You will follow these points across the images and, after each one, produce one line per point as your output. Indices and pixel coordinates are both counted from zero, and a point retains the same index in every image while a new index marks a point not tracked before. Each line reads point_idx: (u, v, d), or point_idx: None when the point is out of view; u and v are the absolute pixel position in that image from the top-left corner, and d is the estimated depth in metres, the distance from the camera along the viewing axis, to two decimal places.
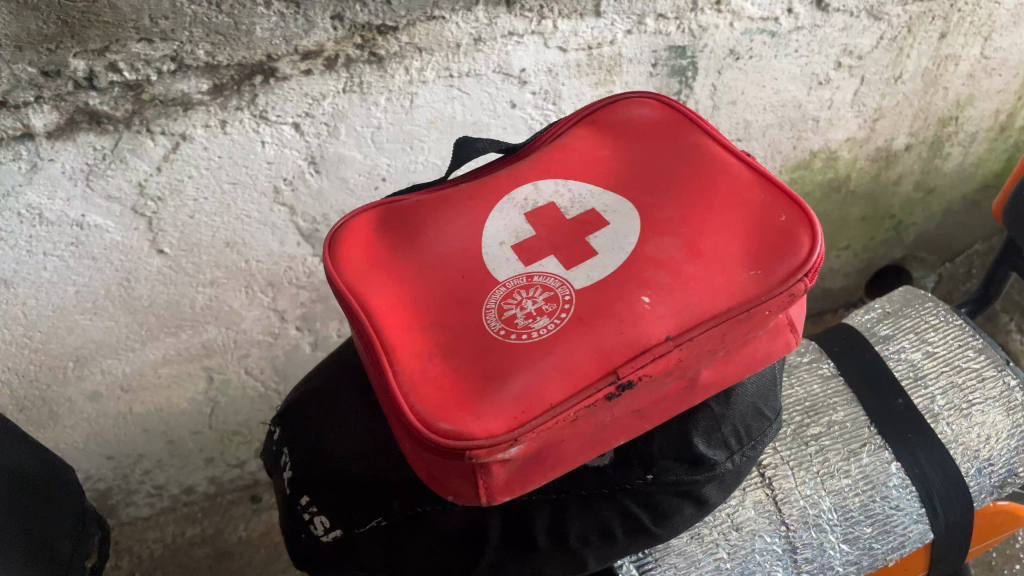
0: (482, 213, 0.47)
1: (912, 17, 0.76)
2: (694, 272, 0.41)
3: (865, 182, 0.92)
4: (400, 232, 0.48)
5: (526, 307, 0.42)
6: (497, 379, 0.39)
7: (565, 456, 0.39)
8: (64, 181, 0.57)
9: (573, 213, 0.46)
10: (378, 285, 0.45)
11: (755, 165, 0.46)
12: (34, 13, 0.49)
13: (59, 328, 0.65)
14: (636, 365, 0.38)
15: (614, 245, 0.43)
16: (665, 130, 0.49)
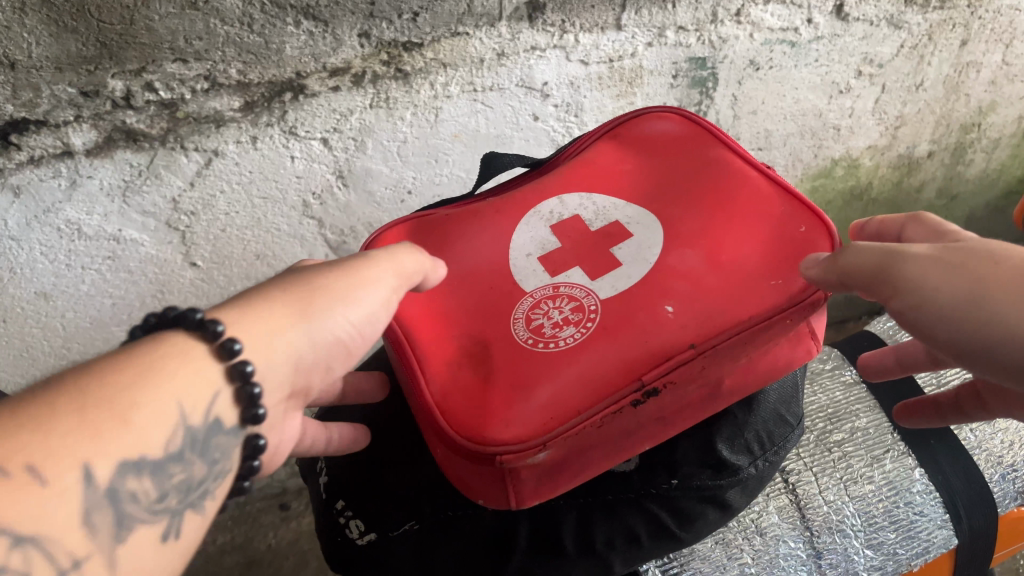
0: (509, 226, 0.48)
1: (933, 25, 0.76)
2: (717, 281, 0.42)
3: (887, 190, 0.91)
4: (429, 244, 0.49)
5: (553, 318, 0.43)
6: (525, 386, 0.40)
7: (594, 459, 0.40)
8: (102, 197, 0.59)
9: (596, 225, 0.47)
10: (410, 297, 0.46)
11: (778, 178, 0.47)
12: (74, 36, 0.51)
13: (96, 339, 0.66)
14: (660, 372, 0.39)
15: (637, 256, 0.44)
16: (687, 143, 0.50)
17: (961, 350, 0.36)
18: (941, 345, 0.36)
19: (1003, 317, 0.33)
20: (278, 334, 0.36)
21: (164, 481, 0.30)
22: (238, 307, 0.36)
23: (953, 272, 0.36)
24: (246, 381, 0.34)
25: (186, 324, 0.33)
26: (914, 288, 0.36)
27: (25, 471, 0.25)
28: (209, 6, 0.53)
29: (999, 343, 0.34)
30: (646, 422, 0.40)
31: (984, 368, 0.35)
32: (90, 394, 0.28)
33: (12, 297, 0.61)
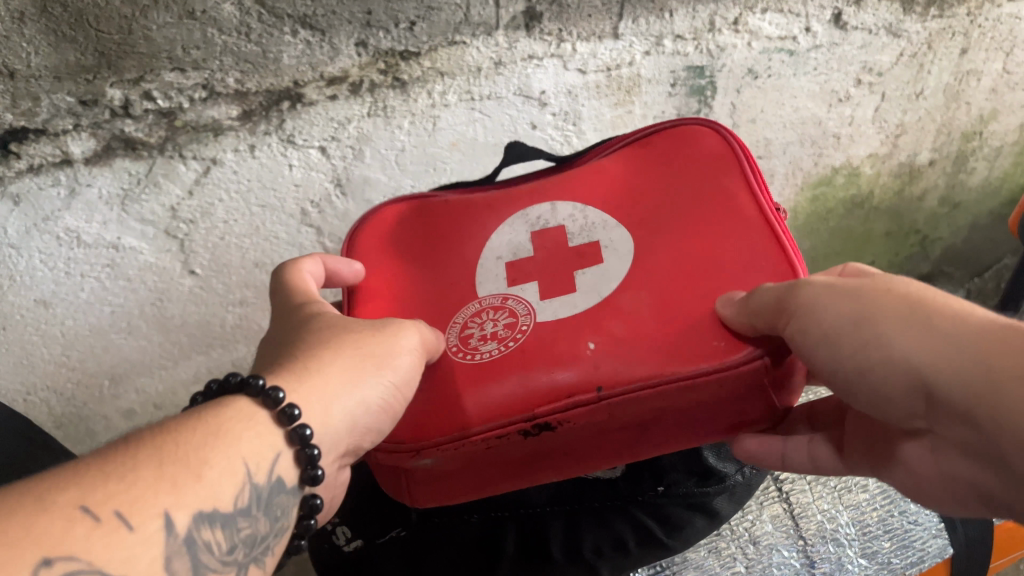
0: (476, 233, 0.51)
1: (932, 33, 0.76)
2: (652, 327, 0.42)
3: (888, 198, 0.91)
4: (415, 228, 0.52)
5: (488, 333, 0.45)
6: (436, 393, 0.43)
7: (482, 479, 0.43)
8: (101, 205, 0.59)
9: (576, 240, 0.48)
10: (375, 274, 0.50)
11: (774, 219, 0.44)
12: (73, 45, 0.51)
13: (96, 347, 0.66)
14: (551, 409, 0.40)
15: (592, 286, 0.45)
16: (710, 166, 0.49)
17: (845, 374, 0.35)
18: (826, 369, 0.36)
19: (881, 336, 0.33)
20: (334, 395, 0.36)
21: (234, 533, 0.30)
22: (291, 373, 0.36)
23: (846, 300, 0.35)
24: (305, 444, 0.34)
25: (249, 389, 0.34)
26: (806, 311, 0.36)
27: (114, 516, 0.26)
28: (207, 16, 0.53)
29: (877, 363, 0.33)
30: (540, 455, 0.42)
31: (864, 393, 0.35)
32: (172, 454, 0.29)
33: (12, 304, 0.61)
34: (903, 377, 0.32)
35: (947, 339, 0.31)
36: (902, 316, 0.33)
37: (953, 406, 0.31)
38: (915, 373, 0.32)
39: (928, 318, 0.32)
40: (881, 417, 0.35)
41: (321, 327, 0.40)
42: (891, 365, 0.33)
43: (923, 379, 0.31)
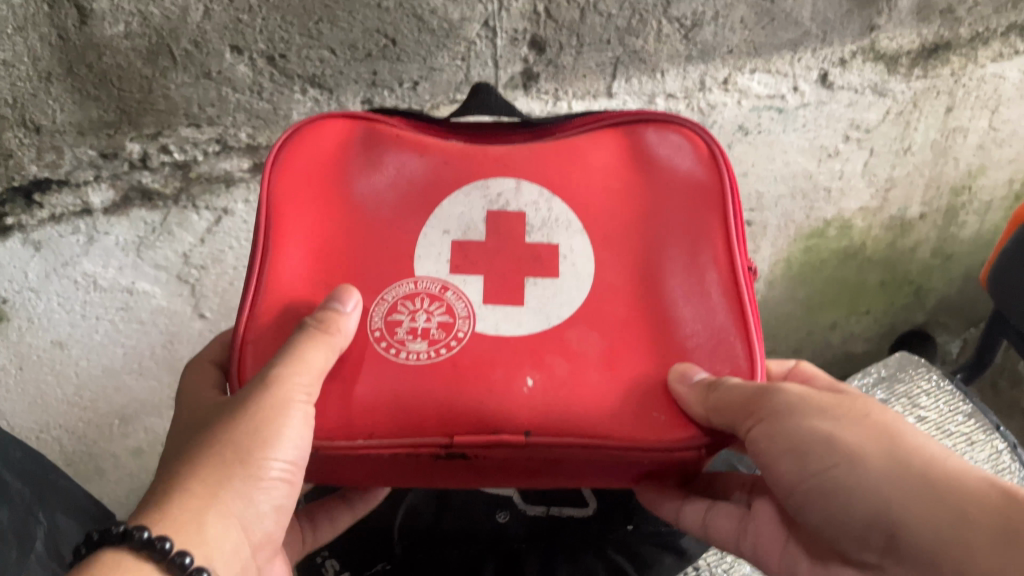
0: (413, 200, 0.49)
1: (917, 92, 0.79)
2: (596, 380, 0.44)
3: (881, 249, 0.93)
4: (356, 164, 0.50)
5: (418, 327, 0.45)
6: (347, 385, 0.44)
7: (370, 472, 0.46)
8: (118, 251, 0.63)
9: (533, 237, 0.48)
10: (299, 209, 0.48)
11: (741, 284, 0.47)
12: (96, 103, 0.56)
13: (107, 387, 0.69)
14: (471, 442, 0.42)
15: (541, 307, 0.46)
16: (691, 194, 0.50)
17: (811, 485, 0.41)
18: (792, 475, 0.42)
19: (858, 461, 0.39)
20: (201, 514, 0.38)
21: None
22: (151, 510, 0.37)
23: (831, 416, 0.41)
24: (172, 556, 0.35)
25: (110, 541, 0.35)
26: (790, 420, 0.41)
27: None
28: (222, 75, 0.57)
29: (848, 488, 0.39)
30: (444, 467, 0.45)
31: (823, 505, 0.40)
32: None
33: (30, 344, 0.64)
34: (870, 506, 0.38)
35: (915, 484, 0.37)
36: (877, 450, 0.39)
37: (908, 544, 0.37)
38: (883, 507, 0.38)
39: (903, 458, 0.38)
40: (830, 533, 0.41)
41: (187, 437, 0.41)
42: (861, 495, 0.38)
43: (890, 517, 0.37)
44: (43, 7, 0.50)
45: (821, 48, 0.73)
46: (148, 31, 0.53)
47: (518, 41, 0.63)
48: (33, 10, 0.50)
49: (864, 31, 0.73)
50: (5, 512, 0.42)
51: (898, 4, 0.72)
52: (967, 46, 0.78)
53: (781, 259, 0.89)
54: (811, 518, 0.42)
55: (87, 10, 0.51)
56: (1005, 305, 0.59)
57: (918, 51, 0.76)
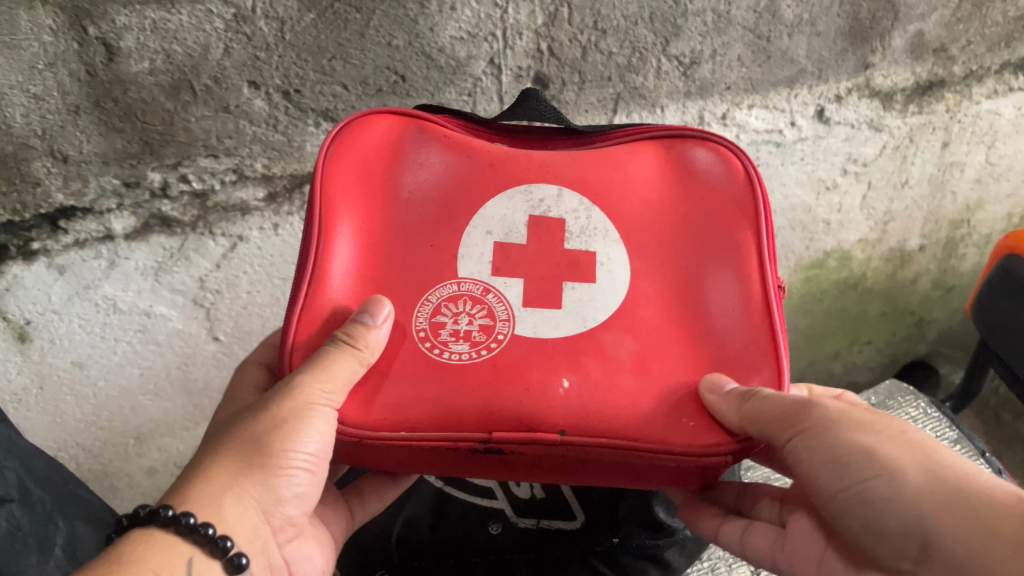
0: (449, 203, 0.48)
1: (913, 128, 0.82)
2: (630, 384, 0.44)
3: (881, 280, 0.94)
4: (396, 165, 0.48)
5: (460, 329, 0.44)
6: (382, 378, 0.43)
7: (405, 462, 0.45)
8: (137, 275, 0.65)
9: (570, 243, 0.47)
10: (343, 204, 0.46)
11: (774, 305, 0.46)
12: (121, 135, 0.59)
13: (123, 407, 0.71)
14: (508, 440, 0.42)
15: (581, 309, 0.45)
16: (730, 211, 0.48)
17: (845, 495, 0.39)
18: (826, 489, 0.40)
19: (894, 475, 0.37)
20: (221, 501, 0.38)
21: None
22: (178, 494, 0.38)
23: (863, 427, 0.39)
24: (195, 527, 0.36)
25: (137, 520, 0.37)
26: (820, 427, 0.40)
27: None
28: (240, 109, 0.60)
29: (885, 499, 0.37)
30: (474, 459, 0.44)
31: (858, 519, 0.38)
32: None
33: (50, 365, 0.66)
34: (906, 521, 0.36)
35: (952, 500, 0.35)
36: (913, 464, 0.37)
37: (947, 556, 0.34)
38: (919, 522, 0.36)
39: (939, 472, 0.36)
40: (867, 545, 0.39)
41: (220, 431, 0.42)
42: (898, 506, 0.36)
43: (925, 526, 0.35)
44: (72, 45, 0.53)
45: (817, 85, 0.75)
46: (171, 68, 0.57)
47: (522, 78, 0.66)
48: (63, 47, 0.53)
49: (859, 69, 0.76)
50: (27, 516, 0.43)
51: (891, 44, 0.75)
52: (960, 84, 0.81)
53: (782, 288, 0.90)
54: (847, 531, 0.40)
55: (115, 48, 0.54)
56: (993, 337, 0.60)
57: (912, 88, 0.79)
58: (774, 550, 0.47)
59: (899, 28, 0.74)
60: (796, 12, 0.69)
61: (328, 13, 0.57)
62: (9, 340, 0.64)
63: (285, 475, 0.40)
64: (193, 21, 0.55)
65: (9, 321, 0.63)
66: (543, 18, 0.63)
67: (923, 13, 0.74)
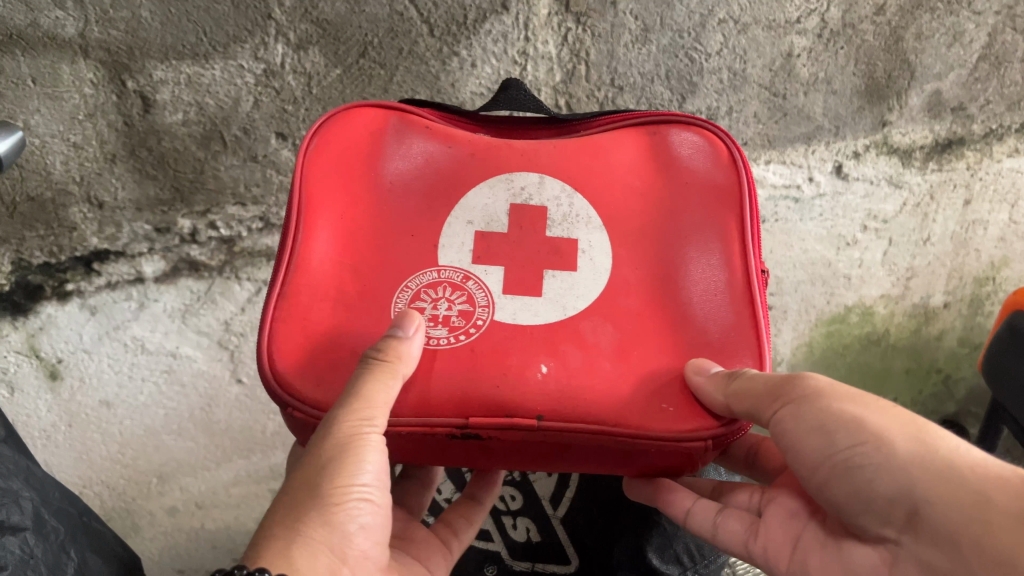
0: (433, 189, 0.48)
1: (933, 185, 0.83)
2: (608, 370, 0.43)
3: (905, 336, 0.91)
4: (379, 153, 0.48)
5: (440, 313, 0.44)
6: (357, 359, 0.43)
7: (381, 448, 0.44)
8: (165, 318, 0.67)
9: (553, 231, 0.47)
10: (325, 194, 0.46)
11: (755, 291, 0.46)
12: (154, 182, 0.62)
13: (147, 446, 0.70)
14: (485, 426, 0.41)
15: (560, 298, 0.45)
16: (709, 197, 0.48)
17: (828, 465, 0.38)
18: (812, 457, 0.39)
19: (883, 444, 0.37)
20: (289, 549, 0.35)
21: None
22: (248, 556, 0.35)
23: (849, 398, 0.39)
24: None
25: None
26: (806, 401, 0.39)
27: None
28: (267, 159, 0.63)
29: (870, 468, 0.37)
30: (451, 447, 0.43)
31: (845, 489, 0.38)
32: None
33: (79, 404, 0.67)
34: (898, 489, 0.36)
35: (944, 465, 0.35)
36: (903, 434, 0.37)
37: (937, 529, 0.34)
38: (909, 490, 0.35)
39: (929, 444, 0.36)
40: (846, 515, 0.39)
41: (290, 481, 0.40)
42: (886, 475, 0.36)
43: (913, 496, 0.35)
44: (111, 97, 0.58)
45: (834, 141, 0.77)
46: (202, 119, 0.61)
47: None
48: (103, 99, 0.58)
49: (876, 126, 0.77)
50: (41, 545, 0.45)
51: (908, 101, 0.77)
52: (981, 142, 0.83)
53: (803, 344, 0.88)
54: (829, 502, 0.39)
55: (151, 99, 0.59)
56: (1005, 396, 0.60)
57: (931, 146, 0.81)
58: (749, 532, 0.46)
59: (915, 87, 0.76)
60: (810, 70, 0.72)
61: (354, 69, 0.61)
62: (41, 378, 0.66)
63: (347, 513, 0.37)
64: (225, 75, 0.59)
65: (42, 359, 0.65)
66: (560, 75, 0.66)
67: (940, 72, 0.76)
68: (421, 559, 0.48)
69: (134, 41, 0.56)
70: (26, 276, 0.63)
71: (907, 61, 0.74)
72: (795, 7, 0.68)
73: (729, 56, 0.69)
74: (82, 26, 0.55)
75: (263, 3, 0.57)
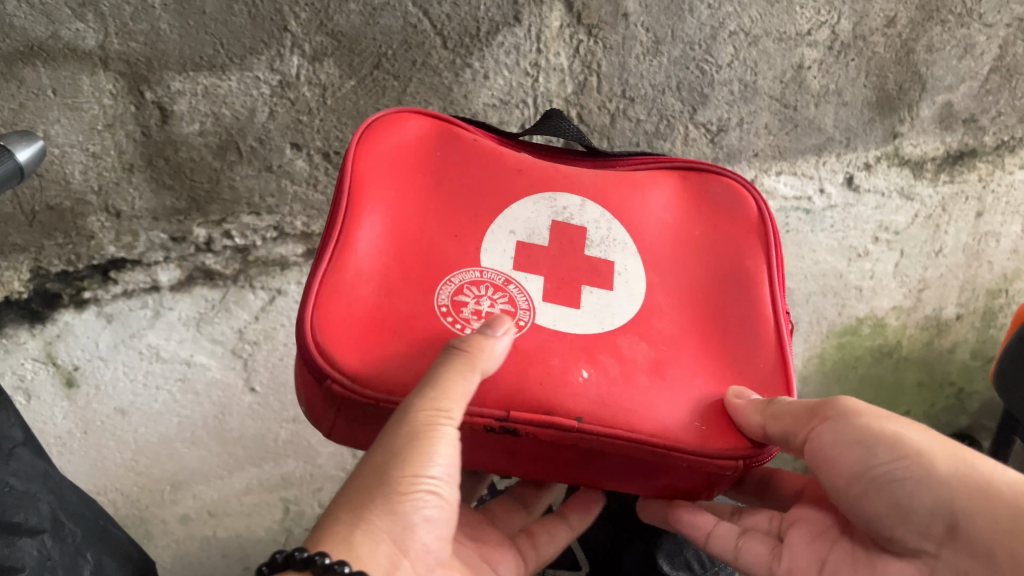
0: (476, 193, 0.48)
1: (945, 197, 0.83)
2: (645, 382, 0.43)
3: (918, 348, 0.90)
4: (426, 155, 0.48)
5: (482, 310, 0.44)
6: (399, 345, 0.42)
7: None
8: (180, 326, 0.67)
9: (592, 249, 0.48)
10: (375, 183, 0.46)
11: (781, 331, 0.48)
12: (171, 192, 0.63)
13: (160, 453, 0.69)
14: (526, 423, 0.40)
15: (600, 311, 0.45)
16: (735, 237, 0.51)
17: (866, 482, 0.40)
18: (848, 474, 0.41)
19: (923, 461, 0.39)
20: (358, 534, 0.35)
21: None
22: (319, 535, 0.36)
23: (884, 420, 0.41)
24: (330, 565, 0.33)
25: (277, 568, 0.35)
26: (844, 422, 0.41)
27: None
28: (282, 169, 0.64)
29: (911, 484, 0.39)
30: (482, 443, 0.42)
31: (882, 504, 0.40)
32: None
33: (94, 412, 0.67)
34: (935, 503, 0.38)
35: (980, 483, 0.38)
36: (940, 452, 0.39)
37: (979, 540, 0.37)
38: (947, 504, 0.38)
39: (966, 461, 0.39)
40: (880, 529, 0.41)
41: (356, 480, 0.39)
42: (928, 490, 0.38)
43: (953, 508, 0.38)
44: (130, 108, 0.59)
45: (845, 153, 0.77)
46: (218, 130, 0.61)
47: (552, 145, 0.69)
48: (121, 110, 0.59)
49: (888, 137, 0.78)
50: (58, 547, 0.46)
51: (919, 113, 0.77)
52: (993, 154, 0.83)
53: (816, 355, 0.87)
54: (863, 517, 0.41)
55: (168, 110, 0.60)
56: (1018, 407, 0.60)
57: (942, 157, 0.81)
58: (773, 556, 0.46)
59: (927, 98, 0.76)
60: (821, 82, 0.72)
61: (368, 81, 0.62)
62: (58, 385, 0.66)
63: (419, 502, 0.36)
64: (241, 87, 0.60)
65: (58, 366, 0.65)
66: (572, 87, 0.67)
67: (951, 84, 0.76)
68: (489, 560, 0.47)
69: (152, 53, 0.57)
70: (44, 283, 0.64)
71: (918, 73, 0.75)
72: (805, 20, 0.69)
73: (740, 68, 0.69)
74: (103, 38, 0.56)
75: (279, 15, 0.58)
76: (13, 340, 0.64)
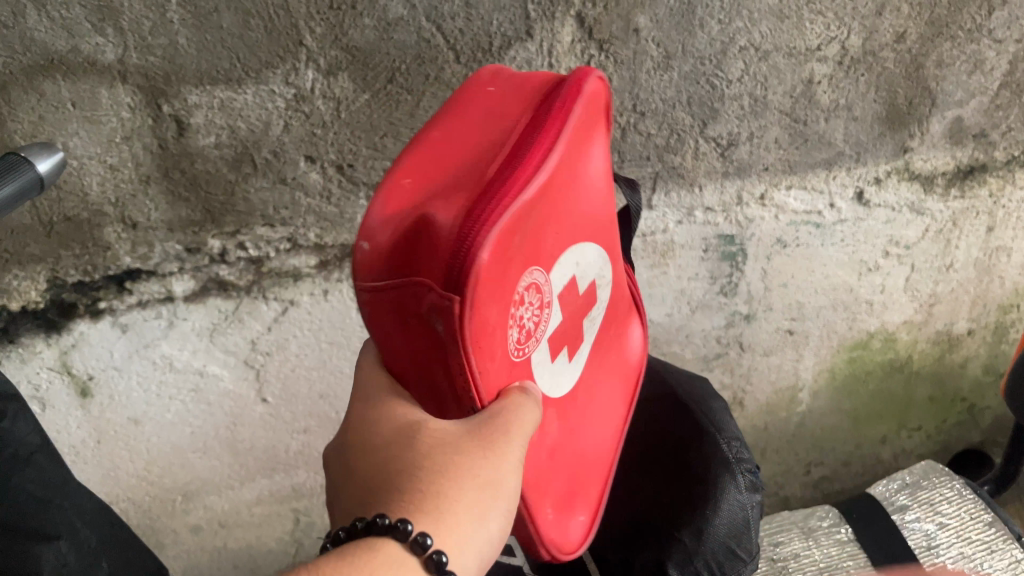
0: (581, 214, 0.47)
1: (956, 212, 0.84)
2: (545, 459, 0.46)
3: (929, 363, 0.94)
4: (583, 153, 0.47)
5: (531, 324, 0.42)
6: (501, 313, 0.38)
7: (415, 353, 0.39)
8: (193, 336, 0.69)
9: (587, 319, 0.50)
10: (567, 147, 0.43)
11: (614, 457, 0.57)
12: (186, 204, 0.64)
13: (173, 464, 0.74)
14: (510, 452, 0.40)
15: (558, 375, 0.48)
16: (626, 372, 0.59)
17: None
18: None
19: None
20: (450, 527, 0.36)
21: None
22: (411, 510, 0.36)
23: None
24: (431, 553, 0.35)
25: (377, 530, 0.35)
26: None
27: None
28: (296, 181, 0.65)
29: None
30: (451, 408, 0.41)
31: None
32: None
33: (108, 420, 0.70)
34: None
35: None
36: None
37: None
38: None
39: None
40: None
41: (393, 446, 0.39)
42: None
43: None
44: (147, 120, 0.59)
45: (856, 167, 0.78)
46: (234, 142, 0.62)
47: None
48: (139, 122, 0.59)
49: (898, 152, 0.78)
50: (74, 554, 0.46)
51: (929, 128, 0.77)
52: (1003, 169, 0.83)
53: (826, 369, 0.91)
54: None
55: (185, 123, 0.60)
56: None
57: (953, 172, 0.82)
58: None
59: (936, 114, 0.76)
60: (831, 97, 0.72)
61: (381, 94, 0.63)
62: (72, 394, 0.67)
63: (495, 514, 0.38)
64: (257, 100, 0.60)
65: (73, 375, 0.67)
66: None
67: (961, 99, 0.76)
68: None
69: (170, 67, 0.57)
70: (61, 293, 0.64)
71: (928, 88, 0.74)
72: (815, 35, 0.68)
73: (750, 83, 0.70)
74: (122, 53, 0.55)
75: (295, 29, 0.58)
76: (29, 349, 0.65)
